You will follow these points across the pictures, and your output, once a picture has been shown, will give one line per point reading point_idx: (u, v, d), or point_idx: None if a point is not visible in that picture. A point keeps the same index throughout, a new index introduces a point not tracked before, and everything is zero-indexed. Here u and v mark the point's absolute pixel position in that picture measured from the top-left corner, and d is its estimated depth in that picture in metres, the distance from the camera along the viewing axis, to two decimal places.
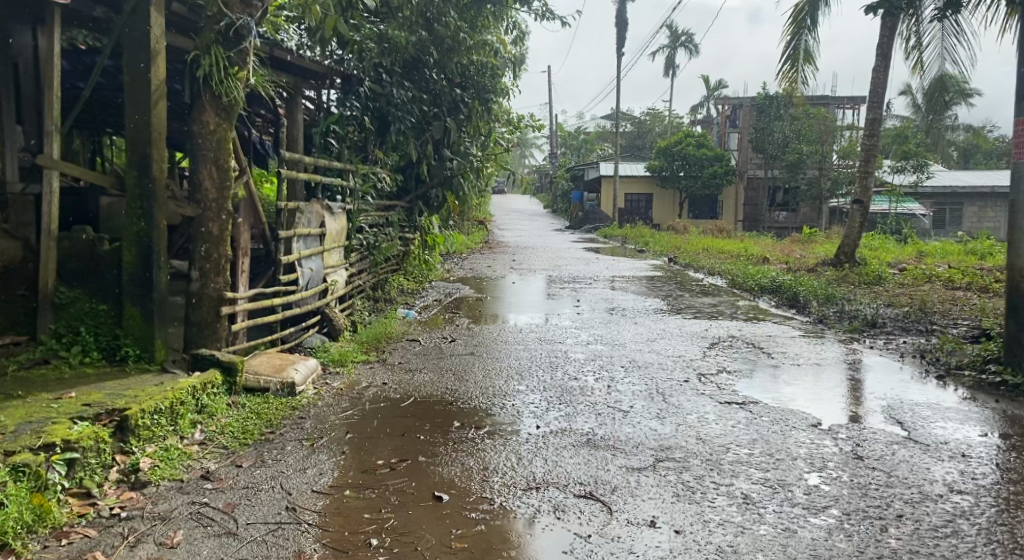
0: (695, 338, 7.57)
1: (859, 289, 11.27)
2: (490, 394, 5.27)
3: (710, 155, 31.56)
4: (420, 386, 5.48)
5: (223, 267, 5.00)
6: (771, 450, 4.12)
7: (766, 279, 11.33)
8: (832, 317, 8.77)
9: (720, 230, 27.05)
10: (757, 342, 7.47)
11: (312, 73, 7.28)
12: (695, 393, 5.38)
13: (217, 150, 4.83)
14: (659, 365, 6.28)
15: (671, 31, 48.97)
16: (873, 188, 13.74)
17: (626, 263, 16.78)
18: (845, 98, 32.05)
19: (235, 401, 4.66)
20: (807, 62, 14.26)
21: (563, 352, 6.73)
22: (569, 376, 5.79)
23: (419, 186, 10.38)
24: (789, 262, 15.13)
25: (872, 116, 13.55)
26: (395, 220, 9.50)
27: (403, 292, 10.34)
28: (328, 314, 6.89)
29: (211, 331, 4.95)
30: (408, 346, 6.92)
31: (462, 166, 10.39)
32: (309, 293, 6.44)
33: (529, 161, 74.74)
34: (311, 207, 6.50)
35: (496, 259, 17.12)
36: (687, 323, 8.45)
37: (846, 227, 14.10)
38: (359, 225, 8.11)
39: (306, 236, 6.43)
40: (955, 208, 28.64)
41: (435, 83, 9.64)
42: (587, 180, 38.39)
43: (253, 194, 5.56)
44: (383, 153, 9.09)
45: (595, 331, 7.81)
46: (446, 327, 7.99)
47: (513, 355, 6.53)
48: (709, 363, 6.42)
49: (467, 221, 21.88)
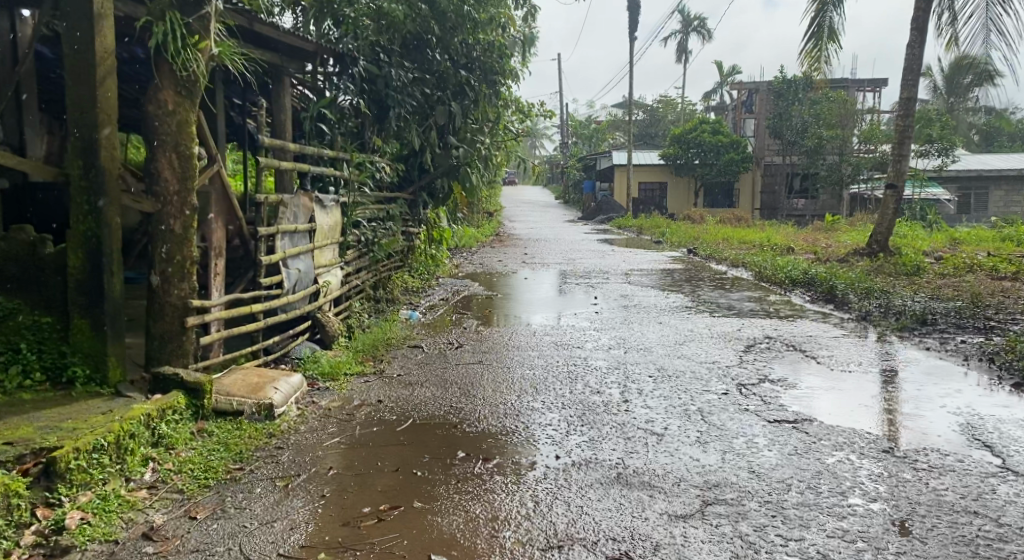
0: (729, 341, 6.82)
1: (898, 280, 10.46)
2: (502, 413, 4.57)
3: (726, 141, 30.65)
4: (420, 404, 4.78)
5: (189, 271, 4.30)
6: (841, 489, 3.41)
7: (797, 271, 10.54)
8: (876, 313, 7.99)
9: (738, 219, 26.20)
10: (797, 344, 6.71)
11: (300, 52, 6.58)
12: (739, 410, 4.66)
13: (178, 135, 4.13)
14: (692, 374, 5.55)
15: (683, 16, 47.90)
16: (907, 172, 12.87)
17: (643, 255, 16.00)
18: (865, 80, 30.99)
19: (200, 429, 3.99)
20: (832, 41, 13.36)
21: (583, 360, 6.01)
22: (591, 390, 5.08)
23: (423, 176, 9.67)
24: (816, 252, 14.29)
25: (906, 96, 12.67)
26: (397, 214, 8.79)
27: (407, 291, 9.64)
28: (320, 319, 6.22)
29: (176, 346, 4.27)
30: (410, 355, 6.22)
31: (469, 155, 9.64)
32: (298, 297, 5.76)
33: (539, 151, 73.77)
34: (298, 200, 5.80)
35: (506, 252, 16.48)
36: (718, 323, 7.69)
37: (879, 214, 13.24)
38: (356, 219, 7.42)
39: (293, 233, 5.75)
40: (983, 192, 27.59)
41: (439, 64, 8.92)
42: (599, 170, 37.52)
43: (228, 186, 4.88)
44: (383, 140, 8.38)
45: (617, 334, 7.08)
46: (452, 330, 7.28)
47: (527, 365, 5.81)
48: (748, 371, 5.68)
49: (476, 214, 21.16)
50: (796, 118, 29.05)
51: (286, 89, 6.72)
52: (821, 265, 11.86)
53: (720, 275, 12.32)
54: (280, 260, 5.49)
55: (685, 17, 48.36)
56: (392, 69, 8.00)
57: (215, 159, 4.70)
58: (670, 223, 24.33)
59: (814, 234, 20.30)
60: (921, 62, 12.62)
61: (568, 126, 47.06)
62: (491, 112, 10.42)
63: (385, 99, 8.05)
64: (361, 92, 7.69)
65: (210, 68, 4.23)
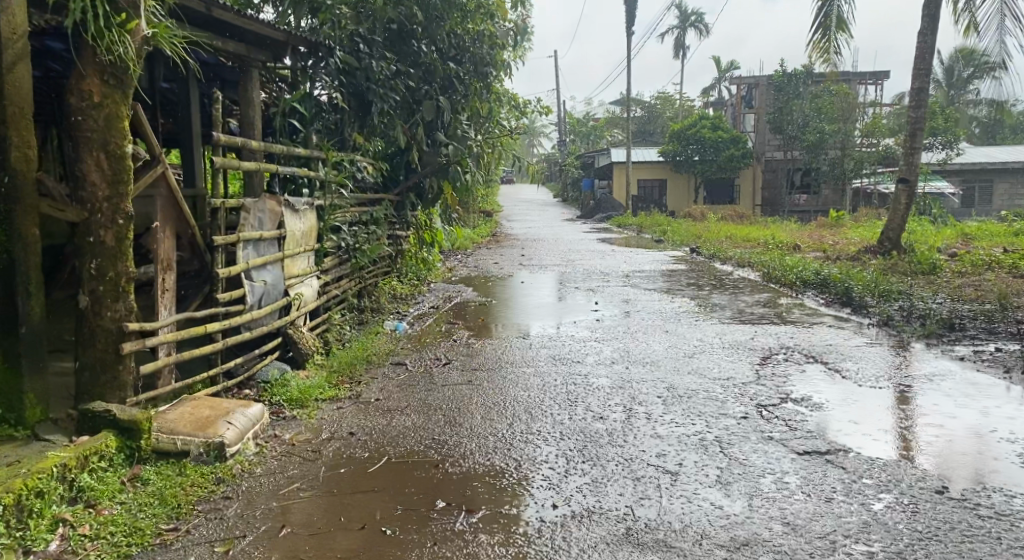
0: (741, 352, 6.24)
1: (915, 280, 9.88)
2: (492, 448, 3.97)
3: (726, 137, 30.07)
4: (397, 438, 4.18)
5: (124, 290, 3.68)
6: (896, 548, 2.84)
7: (809, 272, 9.96)
8: (898, 318, 7.39)
9: (739, 216, 25.63)
10: (818, 356, 6.12)
11: (269, 40, 5.98)
12: (762, 439, 4.08)
13: (106, 130, 3.52)
14: (705, 394, 4.96)
15: (680, 11, 47.33)
16: (920, 165, 12.29)
17: (644, 255, 15.44)
18: (867, 73, 30.43)
19: (134, 476, 3.39)
20: (841, 30, 12.78)
21: (584, 377, 5.41)
22: (594, 415, 4.48)
23: (411, 176, 9.02)
24: (826, 250, 13.71)
25: (918, 86, 12.10)
26: (382, 217, 8.19)
27: (394, 299, 9.05)
28: (291, 336, 5.63)
29: (111, 376, 3.66)
30: (390, 375, 5.62)
31: (459, 153, 9.02)
32: (264, 313, 5.18)
33: (536, 150, 73.19)
34: (263, 204, 5.20)
35: (503, 253, 15.90)
36: (728, 331, 7.11)
37: (891, 210, 12.66)
38: (335, 224, 6.83)
39: (258, 241, 5.16)
40: (988, 185, 27.02)
41: (425, 56, 8.32)
42: (597, 168, 36.95)
43: (176, 190, 4.26)
44: (365, 138, 7.77)
45: (620, 346, 6.47)
46: (440, 343, 6.69)
47: (521, 385, 5.21)
48: (767, 389, 5.10)
49: (471, 213, 20.58)
50: (796, 114, 28.53)
51: (253, 81, 6.12)
52: (832, 264, 11.27)
53: (725, 276, 11.74)
54: (242, 271, 4.89)
55: (682, 12, 47.81)
56: (373, 61, 7.39)
57: (160, 159, 4.06)
58: (670, 221, 23.77)
59: (819, 231, 19.72)
60: (934, 51, 12.05)
61: (565, 123, 46.47)
62: (482, 107, 9.83)
63: (366, 92, 7.45)
64: (339, 86, 7.10)
65: (144, 52, 3.62)
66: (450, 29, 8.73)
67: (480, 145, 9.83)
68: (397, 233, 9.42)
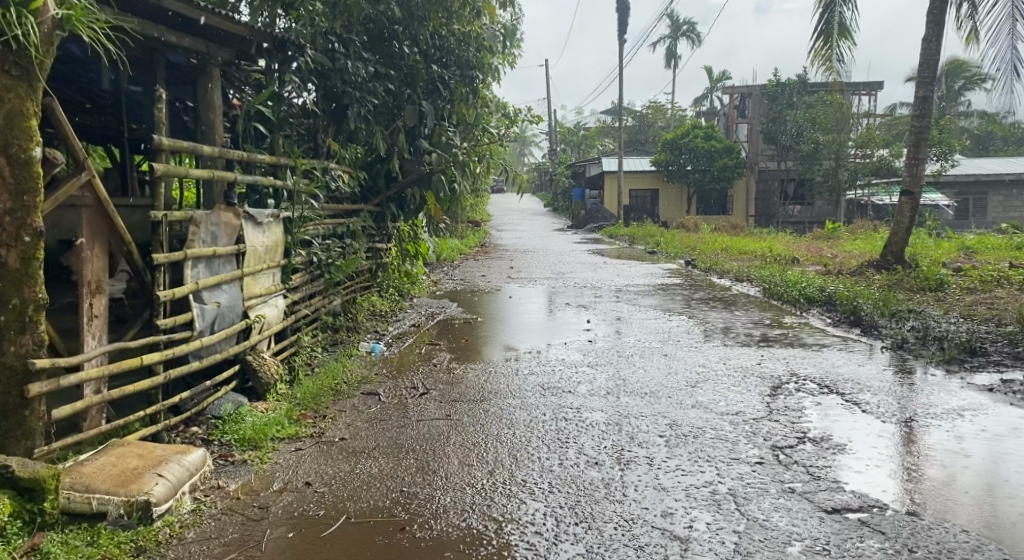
0: (747, 379, 5.71)
1: (923, 297, 9.38)
2: (470, 504, 3.42)
3: (719, 147, 29.69)
4: (360, 490, 3.60)
5: (33, 319, 3.09)
6: None
7: (813, 289, 9.45)
8: (914, 341, 6.87)
9: (732, 227, 25.19)
10: (833, 386, 5.58)
11: (231, 36, 5.43)
12: (782, 494, 3.56)
13: (8, 131, 2.95)
14: (713, 434, 4.42)
15: (672, 20, 47.13)
16: (924, 177, 11.84)
17: (637, 268, 14.93)
18: (861, 84, 30.18)
19: (33, 549, 2.80)
20: (844, 38, 12.38)
21: (576, 412, 4.86)
22: (587, 462, 3.94)
23: (392, 185, 8.43)
24: (825, 265, 13.22)
25: (922, 95, 11.68)
26: (359, 229, 7.63)
27: (373, 316, 8.46)
28: (250, 364, 5.05)
29: (15, 424, 3.07)
30: (360, 406, 5.03)
31: (443, 161, 8.45)
32: (218, 339, 4.60)
33: (528, 159, 72.82)
34: (216, 218, 4.63)
35: (491, 265, 15.34)
36: (732, 354, 6.58)
37: (893, 223, 12.19)
38: (305, 238, 6.25)
39: (211, 258, 4.59)
40: (982, 197, 26.70)
41: (407, 58, 7.78)
42: (588, 178, 36.52)
43: (107, 202, 3.67)
44: (340, 144, 7.21)
45: (615, 373, 5.93)
46: (419, 369, 6.11)
47: (506, 421, 4.65)
48: (782, 427, 4.57)
49: (458, 224, 20.06)
50: (790, 124, 28.16)
51: (211, 81, 5.55)
52: (835, 279, 10.78)
53: (723, 291, 11.22)
54: (189, 293, 4.32)
55: (674, 21, 47.63)
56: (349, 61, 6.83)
57: (85, 164, 3.46)
58: (663, 232, 23.26)
59: (816, 243, 19.24)
60: (938, 59, 11.65)
61: (556, 132, 46.06)
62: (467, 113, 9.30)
63: (341, 95, 6.90)
64: (312, 88, 6.55)
65: (57, 38, 3.11)
66: (434, 30, 8.22)
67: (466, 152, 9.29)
68: (377, 246, 8.84)
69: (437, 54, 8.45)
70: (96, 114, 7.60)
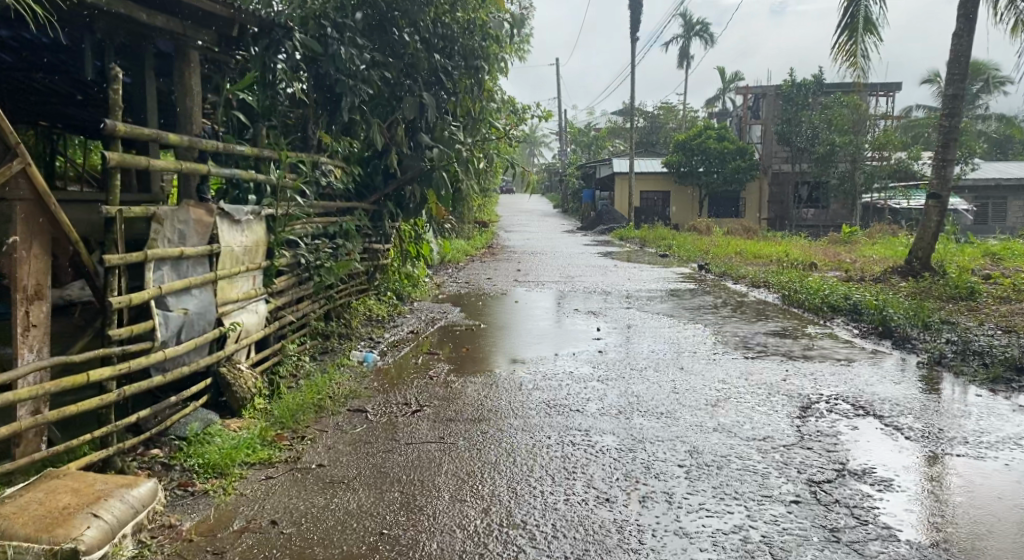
0: (773, 398, 5.19)
1: (955, 307, 8.83)
2: (460, 554, 2.94)
3: (732, 148, 29.11)
4: (334, 532, 3.11)
5: None
6: None
7: (837, 296, 8.91)
8: (952, 356, 6.32)
9: (745, 230, 24.60)
10: (869, 407, 5.05)
11: (212, 16, 4.97)
12: (827, 544, 3.05)
13: None
14: (740, 464, 3.91)
15: (684, 21, 46.55)
16: (953, 179, 11.27)
17: (649, 271, 14.42)
18: (879, 85, 29.54)
19: None
20: (869, 33, 11.83)
21: (585, 435, 4.36)
22: (597, 497, 3.44)
23: (391, 181, 7.96)
24: (847, 270, 12.65)
25: (951, 93, 11.12)
26: (354, 228, 7.16)
27: (369, 322, 7.99)
28: (224, 377, 4.57)
29: None
30: (344, 426, 4.54)
31: (445, 156, 7.91)
32: (185, 350, 4.13)
33: (537, 160, 72.33)
34: (185, 215, 4.16)
35: (497, 267, 14.87)
36: (754, 368, 6.05)
37: (919, 228, 11.62)
38: (291, 237, 5.78)
39: (178, 259, 4.12)
40: (1003, 202, 25.97)
41: (408, 46, 7.30)
42: (598, 179, 35.99)
43: (46, 194, 3.20)
44: (334, 137, 6.74)
45: (626, 388, 5.41)
46: (413, 381, 5.62)
47: (506, 445, 4.15)
48: (818, 457, 4.06)
49: (465, 224, 19.63)
50: (805, 126, 27.58)
51: (191, 65, 5.09)
52: (858, 286, 10.23)
53: (740, 297, 10.70)
54: (151, 298, 3.85)
55: (687, 22, 47.04)
56: (344, 47, 6.36)
57: (17, 150, 3.01)
58: (674, 235, 22.70)
59: (833, 248, 18.62)
60: (969, 55, 11.07)
61: (566, 132, 45.55)
62: (472, 107, 8.81)
63: (334, 84, 6.43)
64: (301, 75, 6.08)
65: None
66: (436, 18, 7.74)
67: (470, 149, 8.80)
68: (375, 247, 8.35)
69: (440, 43, 7.96)
70: (80, 104, 7.20)
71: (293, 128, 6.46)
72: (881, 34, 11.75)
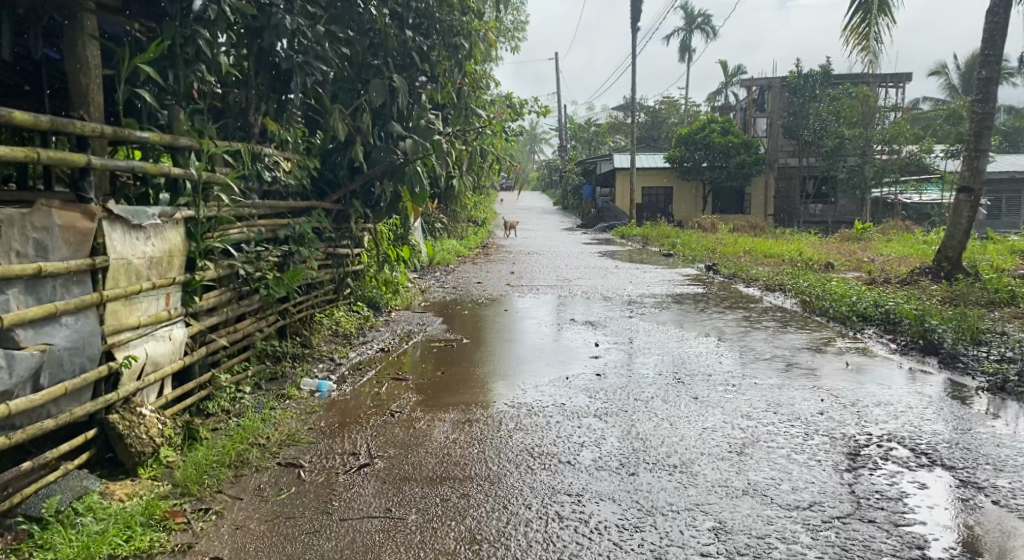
0: (811, 441, 4.14)
1: (1001, 314, 7.78)
2: None
3: (737, 142, 28.03)
4: None
5: None
6: None
7: (867, 304, 7.89)
8: (1018, 381, 5.27)
9: (753, 228, 23.55)
10: (933, 451, 4.01)
11: None
12: None
13: None
14: (783, 553, 2.91)
15: (685, 12, 45.41)
16: (986, 171, 10.25)
17: (652, 273, 13.40)
18: (889, 76, 28.48)
19: None
20: (883, 15, 11.34)
21: (576, 503, 3.36)
22: None
23: (357, 177, 6.94)
24: (868, 271, 11.62)
25: (985, 76, 10.11)
26: (309, 231, 6.14)
27: (334, 338, 6.99)
28: (113, 428, 3.58)
29: None
30: (265, 490, 3.54)
31: (419, 148, 6.82)
32: (44, 400, 3.14)
33: (537, 156, 71.21)
34: (44, 222, 3.19)
35: (490, 269, 13.87)
36: (783, 398, 5.00)
37: (949, 225, 10.59)
38: (221, 243, 4.78)
39: (34, 279, 3.13)
40: (1016, 197, 24.77)
41: (374, 20, 6.30)
42: (599, 175, 34.99)
43: None
44: (283, 126, 5.75)
45: (630, 429, 4.39)
46: (367, 421, 4.61)
47: (471, 527, 3.15)
48: (884, 537, 3.04)
49: (460, 223, 18.67)
50: (813, 118, 26.55)
51: (84, 34, 4.10)
52: (887, 290, 9.19)
53: (755, 302, 9.68)
54: None
55: (688, 14, 45.96)
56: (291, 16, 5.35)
57: None
58: (678, 233, 21.64)
59: (848, 246, 17.55)
60: (1004, 35, 10.04)
61: (565, 128, 44.43)
62: (451, 92, 7.80)
63: (281, 62, 5.44)
64: (236, 49, 5.08)
65: None
66: None
67: (450, 140, 7.77)
68: (341, 252, 7.32)
69: (412, 18, 6.96)
70: None
71: (233, 115, 5.47)
72: (895, 16, 11.26)
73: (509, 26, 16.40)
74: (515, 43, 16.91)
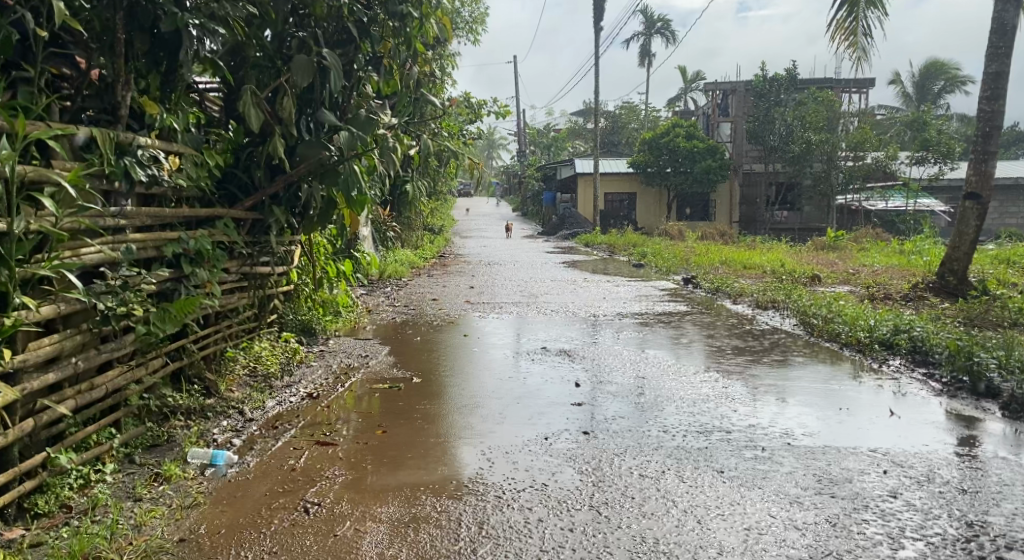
0: (904, 553, 2.92)
1: None
2: None
3: (702, 147, 27.18)
4: None
5: None
6: None
7: (888, 331, 6.78)
8: None
9: (721, 236, 22.70)
10: None
11: None
12: None
13: None
14: None
15: (644, 16, 44.73)
16: (994, 175, 9.27)
17: (626, 287, 12.21)
18: (854, 81, 28.02)
19: None
20: (871, 8, 10.35)
21: None
22: None
23: (277, 179, 5.54)
24: (865, 286, 10.60)
25: (994, 71, 9.14)
26: (208, 248, 4.72)
27: (249, 380, 5.57)
28: None
29: None
30: None
31: (356, 142, 5.44)
32: None
33: (495, 162, 70.09)
34: None
35: (447, 283, 12.52)
36: (835, 472, 3.77)
37: (954, 236, 9.62)
38: (58, 271, 3.36)
39: None
40: None
41: None
42: (559, 180, 33.92)
43: None
44: (167, 110, 4.34)
45: (643, 534, 3.12)
46: (269, 525, 3.24)
47: None
48: None
49: (415, 232, 17.29)
50: (779, 123, 25.87)
51: None
52: (898, 309, 8.12)
53: (750, 324, 8.53)
54: None
55: (648, 18, 45.31)
56: None
57: None
58: (647, 242, 20.57)
59: (825, 256, 16.69)
60: (1014, 25, 9.08)
61: (525, 132, 43.29)
62: (398, 78, 6.46)
63: (160, 23, 4.04)
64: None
65: None
66: None
67: (396, 136, 6.41)
68: (260, 271, 5.90)
69: None
70: None
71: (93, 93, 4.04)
72: (884, 8, 10.27)
73: (466, 18, 15.12)
74: (473, 36, 15.62)
